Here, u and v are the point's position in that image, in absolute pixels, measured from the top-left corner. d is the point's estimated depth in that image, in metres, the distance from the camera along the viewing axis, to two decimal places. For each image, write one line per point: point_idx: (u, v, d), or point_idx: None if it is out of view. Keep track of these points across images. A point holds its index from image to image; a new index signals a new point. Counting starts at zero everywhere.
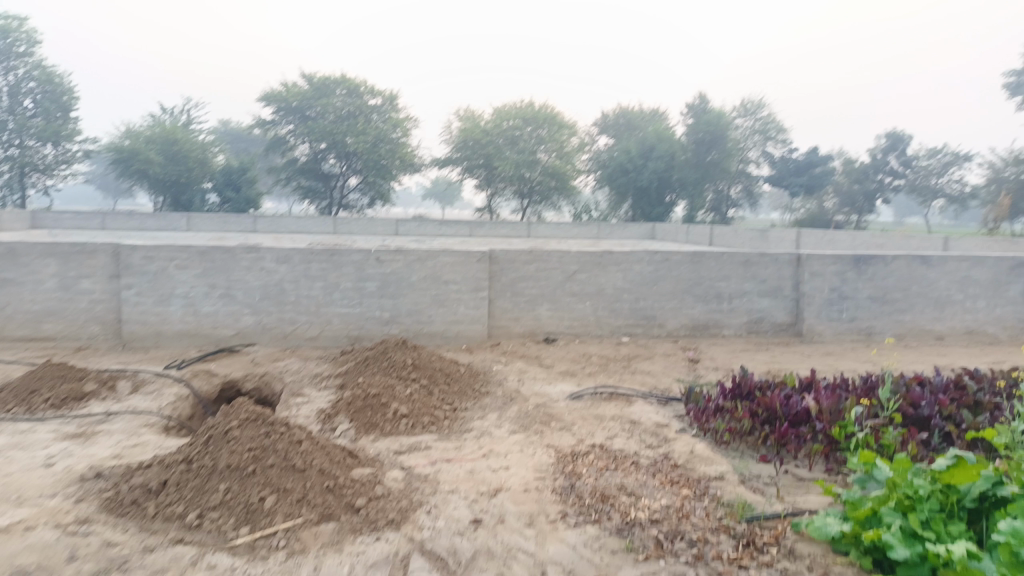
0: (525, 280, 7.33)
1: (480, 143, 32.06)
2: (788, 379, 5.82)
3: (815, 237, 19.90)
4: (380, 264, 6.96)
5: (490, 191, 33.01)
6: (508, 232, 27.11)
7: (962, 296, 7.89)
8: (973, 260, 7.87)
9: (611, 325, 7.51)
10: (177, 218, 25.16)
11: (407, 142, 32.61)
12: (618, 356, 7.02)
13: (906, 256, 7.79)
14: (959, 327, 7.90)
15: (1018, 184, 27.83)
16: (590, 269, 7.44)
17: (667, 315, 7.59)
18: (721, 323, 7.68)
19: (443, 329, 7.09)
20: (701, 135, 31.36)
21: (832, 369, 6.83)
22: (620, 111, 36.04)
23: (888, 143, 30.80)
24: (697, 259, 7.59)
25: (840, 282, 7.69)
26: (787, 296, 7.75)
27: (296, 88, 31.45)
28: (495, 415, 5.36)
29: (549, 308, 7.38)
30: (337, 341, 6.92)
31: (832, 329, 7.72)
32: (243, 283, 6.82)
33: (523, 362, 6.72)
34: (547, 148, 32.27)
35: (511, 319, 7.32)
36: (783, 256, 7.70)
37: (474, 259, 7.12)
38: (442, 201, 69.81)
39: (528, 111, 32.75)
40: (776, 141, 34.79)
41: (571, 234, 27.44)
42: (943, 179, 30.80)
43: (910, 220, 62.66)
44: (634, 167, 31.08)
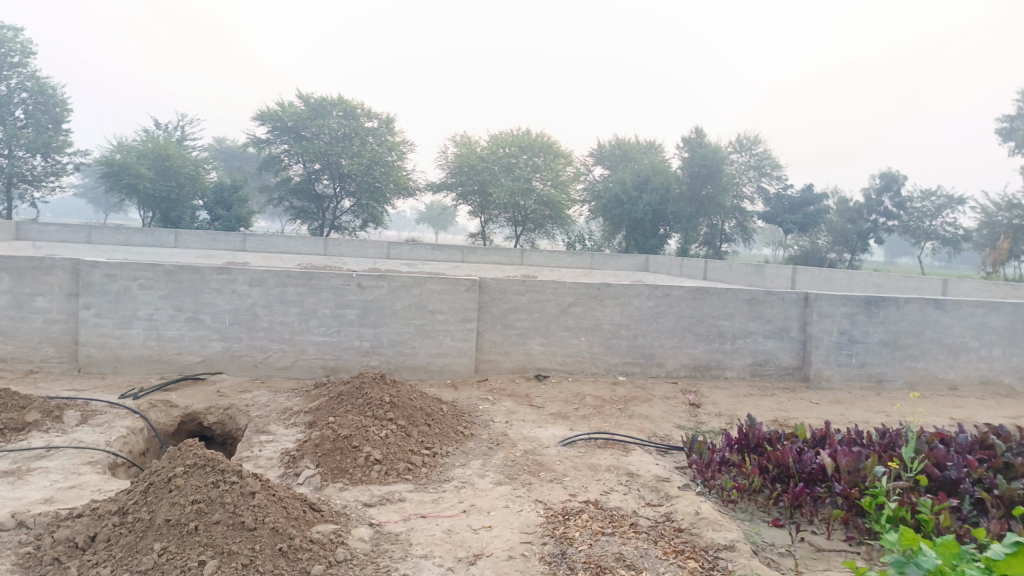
0: (517, 312, 6.86)
1: (475, 169, 31.78)
2: (799, 430, 5.37)
3: (810, 275, 19.55)
4: (361, 290, 6.48)
5: (484, 218, 32.90)
6: (500, 259, 26.67)
7: (977, 344, 7.47)
8: (989, 307, 7.46)
9: (607, 363, 7.04)
10: (165, 235, 24.55)
11: (402, 166, 32.37)
12: (614, 396, 6.53)
13: (920, 300, 7.38)
14: (973, 376, 7.48)
15: (1011, 229, 27.77)
16: (587, 302, 6.98)
17: (666, 354, 7.13)
18: (723, 364, 7.23)
19: (427, 362, 6.60)
20: (696, 169, 31.19)
21: (844, 419, 6.37)
22: (617, 142, 35.92)
23: (882, 183, 30.74)
24: (699, 295, 7.16)
25: (849, 325, 7.26)
26: (793, 338, 7.31)
27: (292, 108, 31.12)
28: (479, 462, 4.85)
29: (541, 342, 6.91)
30: (312, 371, 6.43)
31: (841, 375, 7.28)
32: (212, 306, 6.33)
33: (511, 401, 6.22)
34: (542, 177, 32.05)
35: (500, 353, 6.85)
36: (790, 296, 7.28)
37: (462, 288, 6.64)
38: (435, 225, 69.53)
39: (525, 139, 32.51)
40: (771, 177, 34.73)
41: (564, 263, 27.08)
42: (936, 222, 30.71)
43: (900, 259, 62.86)
44: (629, 199, 30.87)
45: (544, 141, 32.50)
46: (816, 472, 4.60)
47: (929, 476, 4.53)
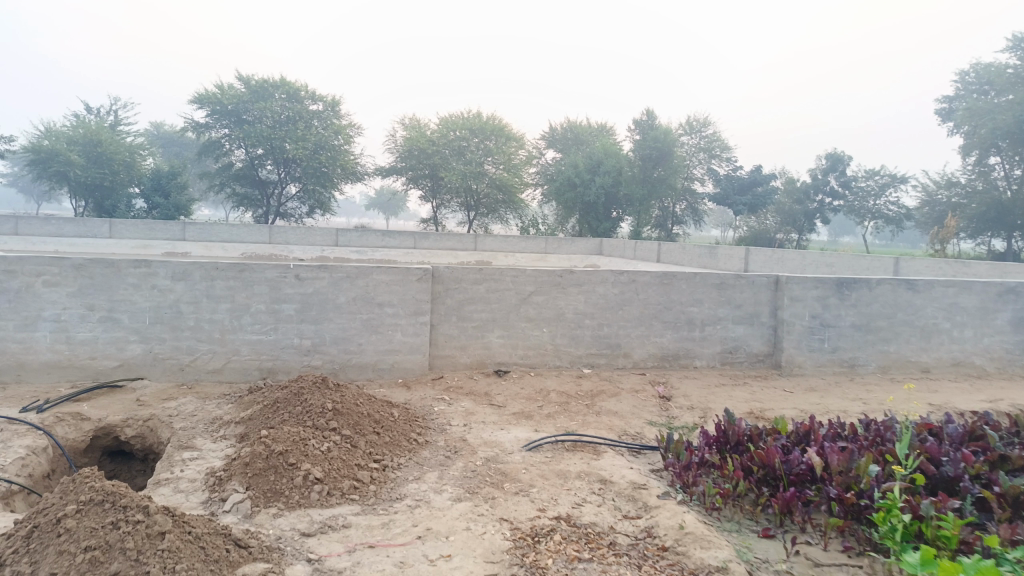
0: (474, 303, 6.33)
1: (426, 153, 30.99)
2: (781, 425, 4.98)
3: (763, 256, 19.44)
4: (299, 282, 5.86)
5: (435, 203, 32.27)
6: (453, 244, 26.07)
7: (949, 325, 7.24)
8: (961, 287, 7.24)
9: (571, 356, 6.56)
10: (99, 224, 23.11)
11: (349, 150, 31.35)
12: (579, 392, 6.06)
13: (891, 281, 7.11)
14: (945, 358, 7.25)
15: (951, 208, 28.37)
16: (548, 291, 6.50)
17: (633, 344, 6.69)
18: (692, 353, 6.82)
19: (375, 361, 6.02)
20: (648, 151, 30.90)
21: (821, 408, 6.03)
22: (568, 125, 35.48)
23: (828, 163, 31.06)
24: (666, 281, 6.73)
25: (821, 309, 6.94)
26: (764, 324, 6.96)
27: (231, 90, 29.68)
28: (435, 474, 4.32)
29: (500, 335, 6.39)
30: (247, 375, 5.79)
31: (813, 361, 6.95)
32: (130, 304, 5.65)
33: (469, 401, 5.69)
34: (494, 160, 31.41)
35: (457, 347, 6.30)
36: (761, 279, 6.92)
37: (412, 279, 6.08)
38: (386, 212, 68.47)
39: (475, 122, 31.74)
40: (720, 159, 34.84)
41: (517, 247, 26.65)
42: (880, 201, 31.15)
43: (843, 239, 64.42)
44: (582, 182, 30.54)
45: (495, 123, 31.78)
46: (805, 473, 4.21)
47: (926, 474, 4.17)
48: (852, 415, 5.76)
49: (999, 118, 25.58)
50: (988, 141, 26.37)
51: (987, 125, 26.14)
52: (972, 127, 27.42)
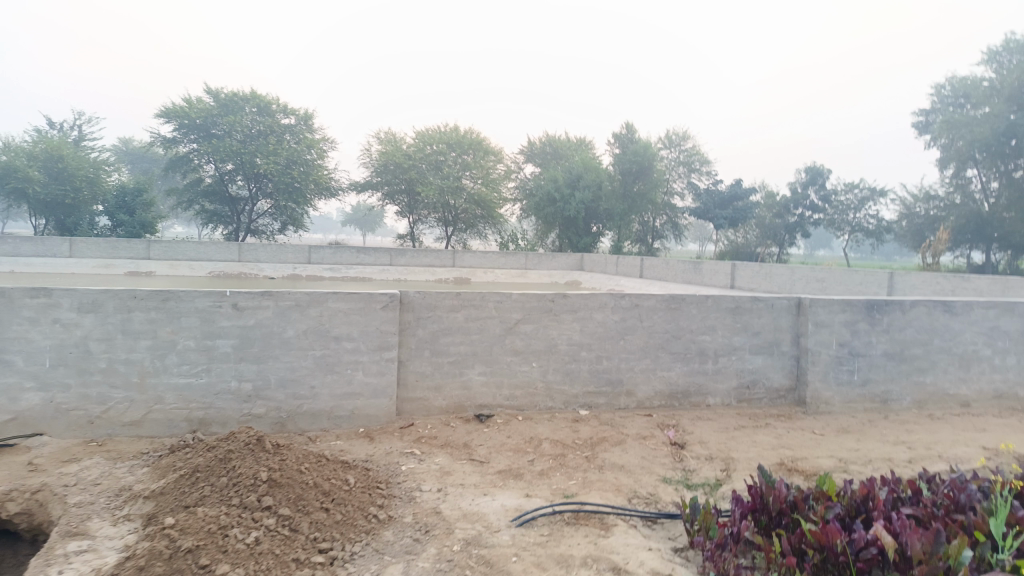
0: (450, 335, 5.35)
1: (401, 167, 29.96)
2: (828, 486, 4.06)
3: (749, 271, 18.66)
4: (237, 313, 4.86)
5: (412, 218, 31.41)
6: (431, 260, 25.09)
7: (991, 352, 6.38)
8: (1002, 309, 6.39)
9: (565, 395, 5.58)
10: (58, 243, 21.51)
11: (322, 165, 30.39)
12: (576, 440, 5.07)
13: (926, 302, 6.25)
14: (986, 390, 6.38)
15: (930, 220, 28.01)
16: (538, 319, 5.54)
17: (637, 380, 5.74)
18: (704, 389, 5.89)
19: (332, 408, 5.01)
20: (628, 165, 30.16)
21: (862, 457, 5.09)
22: (547, 139, 34.74)
23: (808, 177, 30.59)
24: (674, 305, 5.81)
25: (850, 336, 6.06)
26: (785, 354, 6.07)
27: (199, 103, 28.41)
28: (400, 567, 3.26)
29: (481, 372, 5.40)
30: (172, 427, 4.76)
31: (841, 397, 6.05)
32: (24, 342, 4.61)
33: (444, 456, 4.69)
34: (472, 174, 30.58)
35: (429, 389, 5.30)
36: (780, 302, 6.04)
37: (376, 306, 5.10)
38: (363, 227, 67.51)
39: (453, 135, 30.79)
40: (700, 173, 34.44)
41: (497, 264, 25.83)
42: (860, 214, 30.69)
43: (819, 251, 64.38)
44: (561, 197, 29.71)
45: (472, 136, 30.95)
46: (876, 560, 3.29)
47: None
48: (901, 469, 4.84)
49: (976, 131, 24.98)
50: (966, 154, 25.92)
51: (965, 137, 25.69)
52: (949, 139, 26.97)
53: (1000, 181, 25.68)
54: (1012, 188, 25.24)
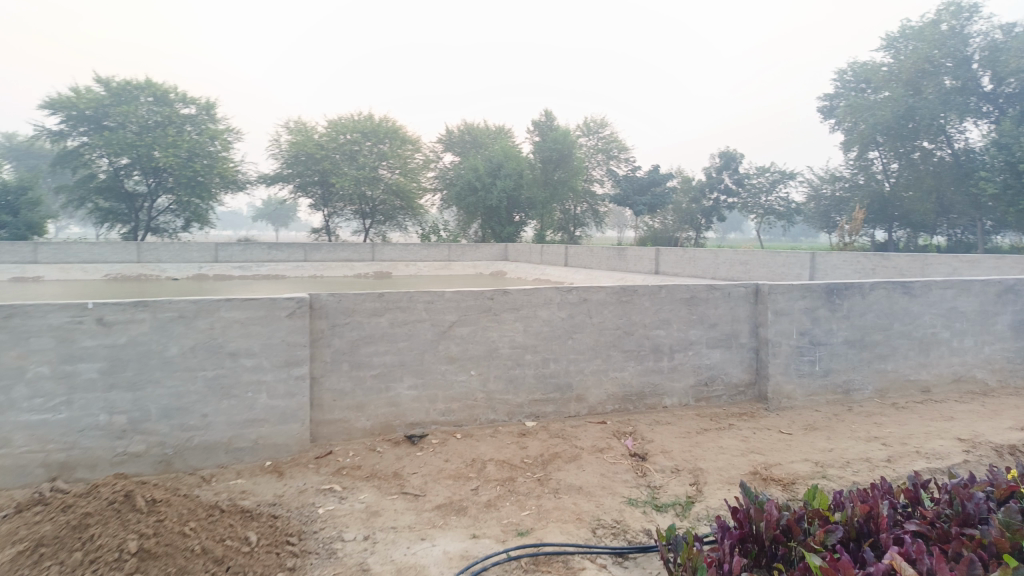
0: (373, 344, 4.55)
1: (314, 158, 28.45)
2: (820, 502, 3.51)
3: (673, 257, 18.45)
4: (104, 329, 3.92)
5: (327, 211, 30.02)
6: (349, 255, 23.94)
7: (949, 334, 6.08)
8: (959, 289, 6.10)
9: (509, 406, 4.88)
10: None
11: (228, 157, 28.59)
12: (525, 459, 4.38)
13: (885, 285, 5.88)
14: (946, 374, 6.08)
15: (838, 201, 28.80)
16: (476, 320, 4.80)
17: (588, 384, 5.10)
18: (661, 390, 5.32)
19: (230, 438, 4.16)
20: (548, 153, 29.72)
21: (838, 459, 4.61)
22: (465, 127, 33.88)
23: (722, 162, 30.95)
24: (625, 298, 5.22)
25: (810, 324, 5.60)
26: (743, 346, 5.57)
27: (88, 93, 26.11)
28: None
29: (412, 385, 4.63)
30: (25, 476, 3.78)
31: (803, 390, 5.60)
32: None
33: (371, 491, 3.91)
34: (389, 164, 29.51)
35: (350, 408, 4.49)
36: (736, 291, 5.53)
37: (283, 314, 4.26)
38: (276, 222, 65.03)
39: (367, 124, 29.48)
40: (618, 160, 34.62)
41: (419, 256, 24.85)
42: (771, 197, 31.31)
43: (731, 235, 66.37)
44: (483, 186, 29.03)
45: (388, 125, 29.78)
46: None
47: None
48: (884, 471, 4.38)
49: (878, 114, 25.68)
50: (869, 136, 26.69)
51: (867, 120, 26.38)
52: (853, 122, 27.72)
53: (899, 162, 26.47)
54: (910, 168, 26.05)
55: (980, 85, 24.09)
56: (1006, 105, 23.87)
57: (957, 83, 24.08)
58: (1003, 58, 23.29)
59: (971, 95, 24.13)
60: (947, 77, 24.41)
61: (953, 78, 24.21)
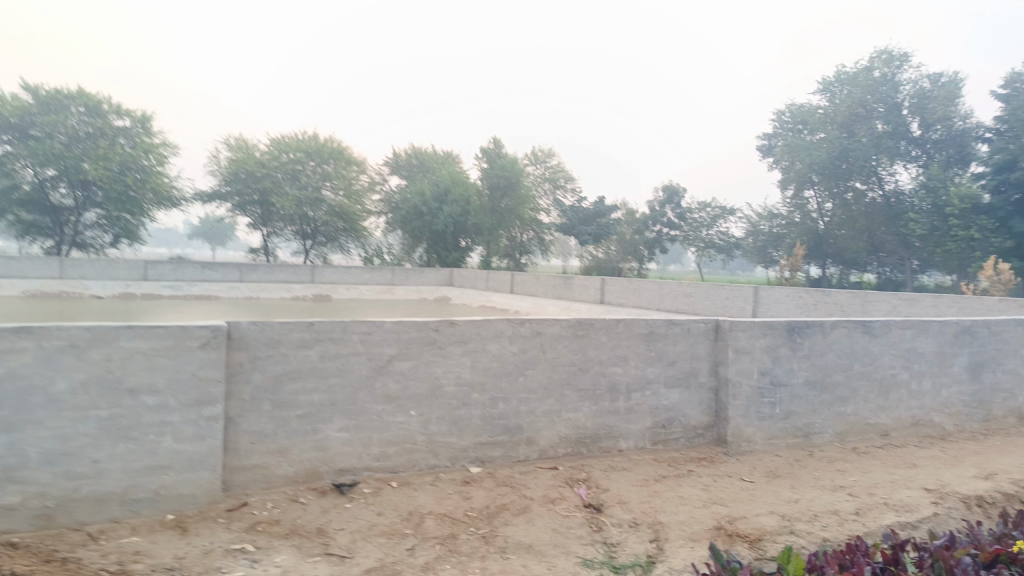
0: (300, 380, 4.04)
1: (254, 176, 27.48)
2: (799, 566, 3.18)
3: (619, 286, 18.27)
4: None
5: (265, 231, 29.05)
6: (286, 277, 23.10)
7: (908, 376, 5.90)
8: (918, 329, 5.95)
9: (452, 451, 4.42)
10: None
11: (163, 172, 27.36)
12: (469, 512, 3.91)
13: (846, 324, 5.67)
14: (904, 418, 5.89)
15: (774, 237, 29.34)
16: (418, 355, 4.35)
17: (539, 427, 4.68)
18: (616, 432, 4.94)
19: (127, 488, 3.57)
20: (496, 180, 29.47)
21: (805, 511, 4.29)
22: (413, 151, 33.46)
23: (665, 195, 31.28)
24: (581, 332, 4.85)
25: (771, 363, 5.33)
26: (702, 386, 5.25)
27: (14, 100, 24.63)
28: None
29: (343, 427, 4.13)
30: None
31: (763, 433, 5.30)
32: None
33: (290, 552, 3.38)
34: (333, 185, 28.82)
35: (271, 452, 3.96)
36: (696, 327, 5.23)
37: (196, 345, 3.73)
38: (213, 241, 63.07)
39: (311, 143, 28.63)
40: (565, 190, 34.73)
41: (360, 280, 24.14)
42: (712, 231, 31.74)
43: (671, 267, 67.68)
44: (430, 211, 28.62)
45: (333, 145, 29.06)
46: None
47: None
48: (854, 526, 4.07)
49: (814, 154, 26.38)
50: (805, 175, 27.39)
51: (803, 160, 27.10)
52: (790, 161, 28.37)
53: (833, 201, 27.26)
54: (844, 208, 26.74)
55: (909, 130, 25.07)
56: (933, 150, 24.91)
57: (888, 127, 24.88)
58: (931, 106, 24.22)
59: (901, 139, 25.09)
60: (880, 122, 25.20)
61: (884, 123, 25.04)
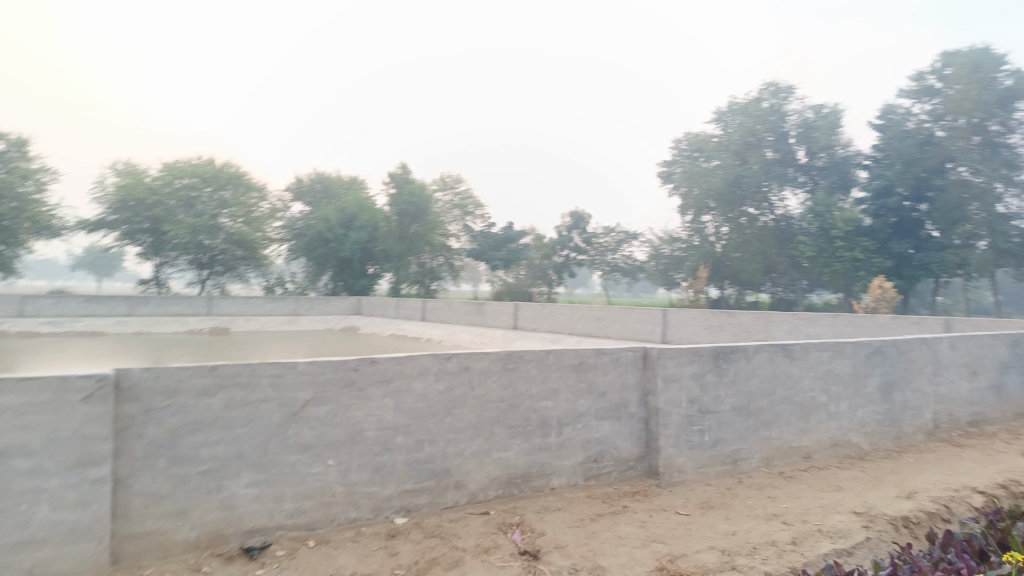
0: (202, 432, 3.61)
1: (145, 203, 25.85)
2: None
3: (532, 312, 18.16)
4: None
5: (158, 261, 27.38)
6: (181, 309, 21.77)
7: (827, 398, 5.99)
8: (833, 351, 6.07)
9: (374, 501, 4.06)
10: None
11: (41, 199, 25.37)
12: (397, 570, 3.57)
13: (767, 348, 5.70)
14: (825, 440, 5.96)
15: (676, 260, 30.17)
16: (336, 398, 3.99)
17: (468, 469, 4.39)
18: (548, 470, 4.71)
19: None
20: (404, 206, 28.97)
21: (744, 544, 4.18)
22: (317, 177, 32.57)
23: (572, 221, 31.71)
24: (509, 366, 4.62)
25: (699, 390, 5.26)
26: (633, 417, 5.12)
27: None
28: None
29: (253, 482, 3.71)
30: None
31: (694, 463, 5.20)
32: None
33: None
34: (231, 212, 27.57)
35: (169, 516, 3.49)
36: (624, 357, 5.12)
37: (79, 397, 3.25)
38: (98, 272, 59.08)
39: (208, 169, 27.31)
40: (474, 216, 34.63)
41: (263, 310, 23.04)
42: (617, 256, 32.30)
43: (579, 292, 68.76)
44: (335, 237, 27.94)
45: (232, 170, 27.83)
46: None
47: None
48: (794, 557, 3.99)
49: (711, 180, 27.41)
50: (702, 201, 28.41)
51: (700, 186, 28.18)
52: (688, 188, 29.26)
53: (728, 226, 28.12)
54: (738, 232, 27.71)
55: (796, 158, 26.64)
56: (818, 177, 26.40)
57: (777, 155, 26.54)
58: (816, 134, 25.73)
59: (789, 166, 26.67)
60: (769, 150, 26.63)
61: (774, 151, 26.64)
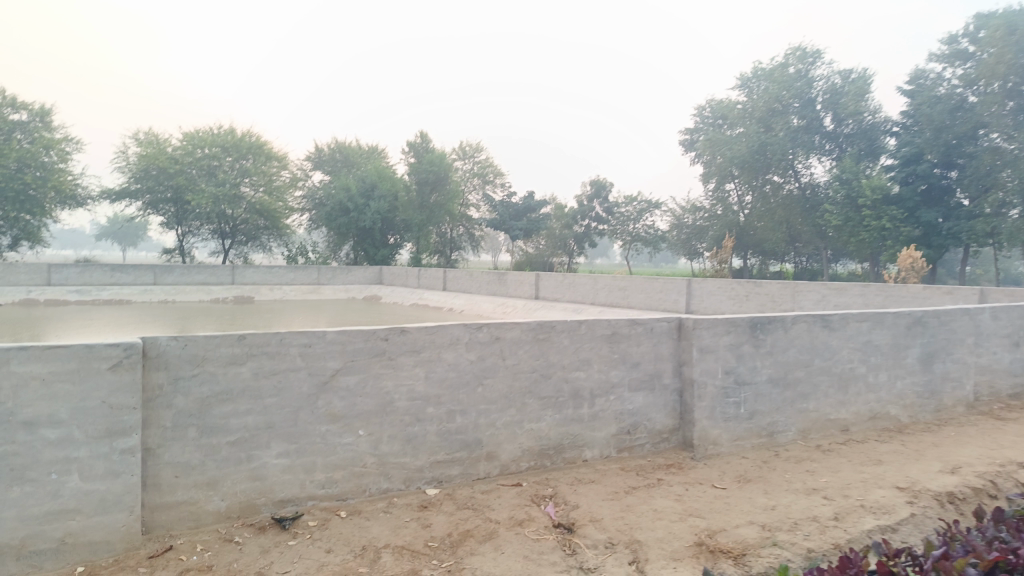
0: (232, 401, 3.53)
1: (166, 173, 25.90)
2: None
3: (553, 281, 18.02)
4: None
5: (180, 230, 27.53)
6: (204, 278, 21.91)
7: (866, 369, 5.81)
8: (873, 322, 5.87)
9: (406, 472, 3.99)
10: None
11: (65, 169, 25.51)
12: (430, 542, 3.50)
13: (806, 318, 5.52)
14: (863, 411, 5.80)
15: (698, 230, 29.86)
16: (366, 368, 3.89)
17: (500, 440, 4.30)
18: (580, 441, 4.61)
19: (24, 539, 3.00)
20: (424, 175, 28.79)
21: (784, 518, 4.06)
22: (337, 145, 32.43)
23: (593, 190, 31.37)
24: (542, 335, 4.49)
25: (735, 361, 5.11)
26: (667, 388, 4.99)
27: None
28: None
29: (284, 451, 3.64)
30: None
31: (729, 434, 5.08)
32: None
33: None
34: (252, 182, 27.58)
35: (200, 486, 3.43)
36: (659, 327, 4.97)
37: (106, 367, 3.18)
38: (122, 241, 59.69)
39: (228, 138, 27.26)
40: (494, 184, 34.37)
41: (285, 279, 23.14)
42: (638, 225, 32.01)
43: (598, 261, 68.49)
44: (355, 207, 27.65)
45: (252, 139, 27.76)
46: None
47: None
48: (837, 533, 3.86)
49: (734, 148, 26.81)
50: (726, 169, 27.91)
51: (723, 153, 27.63)
52: (711, 156, 28.77)
53: (752, 194, 27.69)
54: (763, 200, 27.31)
55: (823, 124, 25.88)
56: (846, 143, 25.74)
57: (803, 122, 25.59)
58: (842, 100, 25.00)
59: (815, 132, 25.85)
60: (795, 116, 25.86)
61: (800, 117, 25.75)
